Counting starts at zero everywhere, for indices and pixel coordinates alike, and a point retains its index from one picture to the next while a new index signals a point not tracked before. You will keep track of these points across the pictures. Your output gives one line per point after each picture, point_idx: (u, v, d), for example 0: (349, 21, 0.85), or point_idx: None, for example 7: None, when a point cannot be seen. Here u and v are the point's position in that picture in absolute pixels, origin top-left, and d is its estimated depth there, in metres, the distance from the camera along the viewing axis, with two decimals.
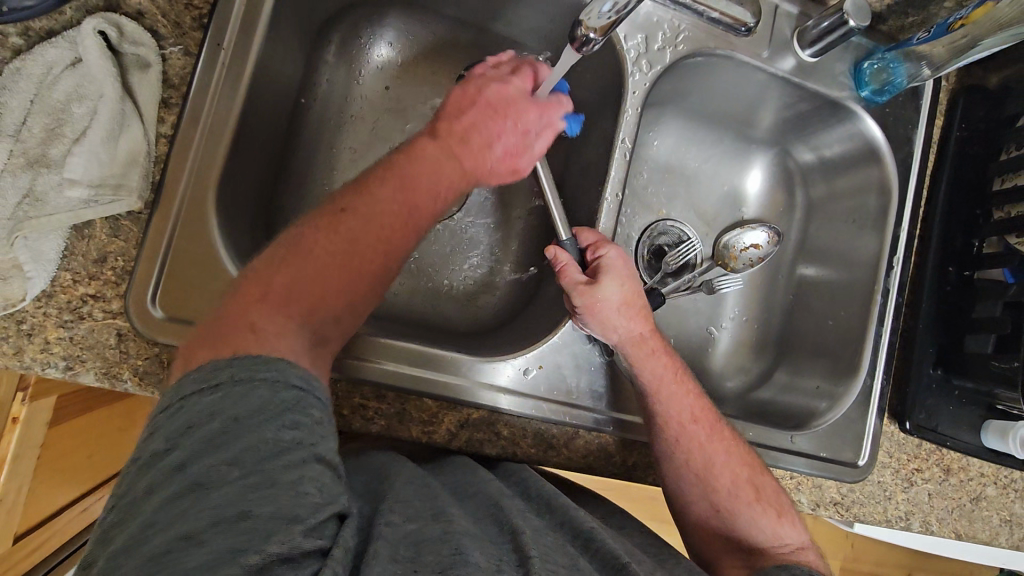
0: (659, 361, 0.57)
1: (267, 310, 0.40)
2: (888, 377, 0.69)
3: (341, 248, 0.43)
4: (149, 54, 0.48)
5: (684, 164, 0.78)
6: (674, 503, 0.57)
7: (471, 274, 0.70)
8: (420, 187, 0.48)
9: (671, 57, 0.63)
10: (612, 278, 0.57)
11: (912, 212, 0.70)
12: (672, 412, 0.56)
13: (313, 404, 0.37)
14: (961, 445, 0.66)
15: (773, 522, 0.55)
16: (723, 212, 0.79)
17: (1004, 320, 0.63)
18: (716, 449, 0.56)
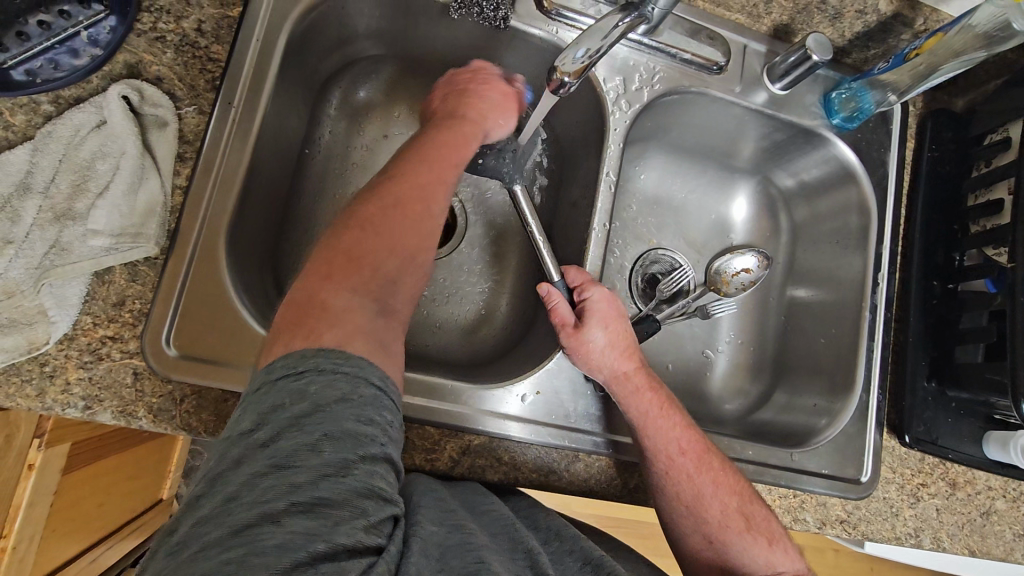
0: (646, 395, 0.58)
1: (335, 286, 0.44)
2: (883, 391, 0.70)
3: (396, 229, 0.48)
4: (167, 113, 0.53)
5: (672, 196, 0.82)
6: (668, 531, 0.58)
7: (470, 308, 0.73)
8: (444, 156, 0.56)
9: (649, 95, 0.68)
10: (593, 317, 0.59)
11: (892, 230, 0.73)
12: (658, 447, 0.56)
13: (388, 404, 0.40)
14: (963, 458, 0.67)
15: (765, 550, 0.55)
16: (711, 241, 0.82)
17: (990, 329, 0.64)
18: (706, 481, 0.56)
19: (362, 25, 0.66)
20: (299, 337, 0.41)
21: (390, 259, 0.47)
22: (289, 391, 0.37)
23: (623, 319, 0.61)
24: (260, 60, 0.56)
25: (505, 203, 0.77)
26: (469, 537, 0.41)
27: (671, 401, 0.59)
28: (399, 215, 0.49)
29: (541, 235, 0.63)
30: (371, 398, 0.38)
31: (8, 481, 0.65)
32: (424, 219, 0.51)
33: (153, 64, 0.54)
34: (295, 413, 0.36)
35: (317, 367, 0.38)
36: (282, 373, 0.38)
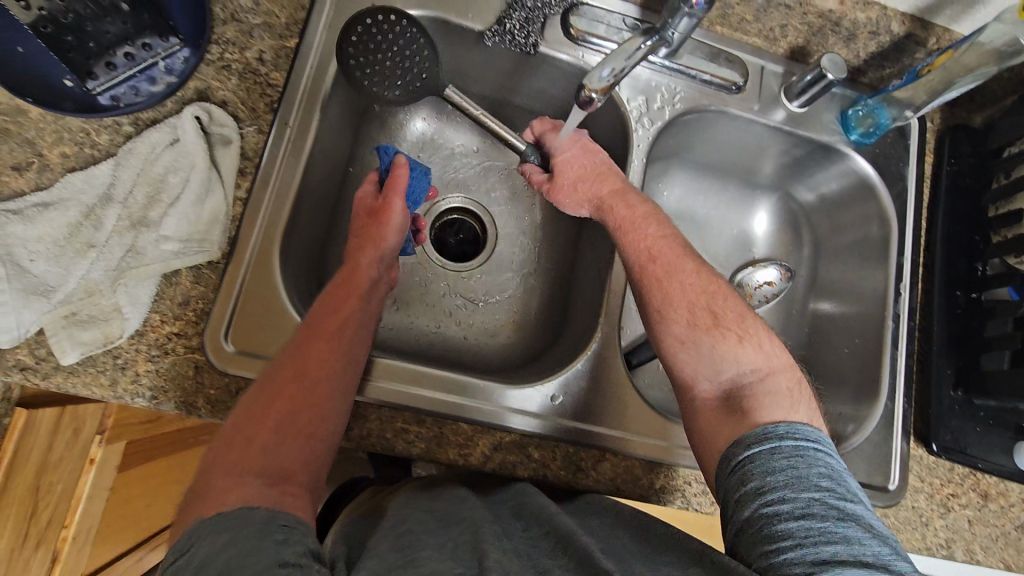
0: (620, 210, 0.63)
1: (218, 477, 0.44)
2: (908, 400, 0.70)
3: (273, 403, 0.49)
4: (231, 132, 0.58)
5: (694, 210, 0.84)
6: (651, 342, 0.60)
7: (500, 316, 0.76)
8: (340, 305, 0.57)
9: (672, 114, 0.72)
10: (562, 161, 0.69)
11: (912, 241, 0.74)
12: (631, 256, 0.61)
13: (279, 528, 0.39)
14: (993, 467, 0.67)
15: (735, 347, 0.54)
16: (734, 254, 0.85)
17: (1016, 335, 0.65)
18: (674, 284, 0.58)
19: None
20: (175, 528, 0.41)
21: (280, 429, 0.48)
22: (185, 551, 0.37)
23: (595, 161, 0.68)
24: (312, 85, 0.62)
25: (534, 218, 0.81)
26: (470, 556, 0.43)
27: (647, 213, 0.63)
28: (280, 385, 0.50)
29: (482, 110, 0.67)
30: (257, 531, 0.38)
31: (73, 472, 0.70)
32: (314, 378, 0.51)
33: (220, 89, 0.60)
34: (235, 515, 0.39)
35: (191, 538, 0.38)
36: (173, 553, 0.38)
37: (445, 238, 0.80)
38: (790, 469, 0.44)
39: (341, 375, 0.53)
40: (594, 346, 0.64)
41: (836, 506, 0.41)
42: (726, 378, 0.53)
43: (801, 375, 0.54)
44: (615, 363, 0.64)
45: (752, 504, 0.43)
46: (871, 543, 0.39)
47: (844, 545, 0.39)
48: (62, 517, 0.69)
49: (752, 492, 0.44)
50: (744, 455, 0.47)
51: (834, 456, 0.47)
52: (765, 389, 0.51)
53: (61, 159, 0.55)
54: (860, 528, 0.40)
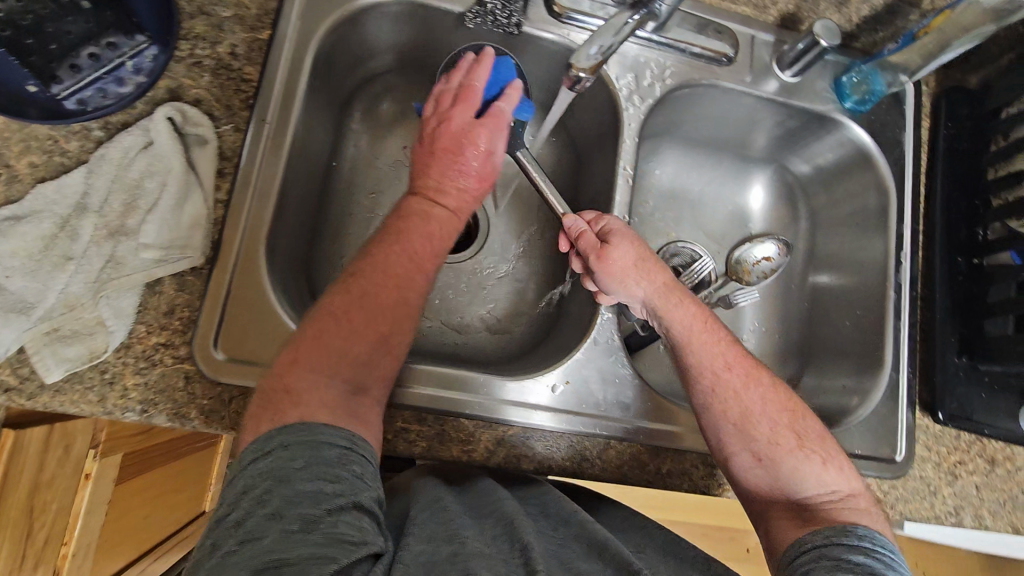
0: (686, 312, 0.59)
1: (302, 371, 0.47)
2: (913, 370, 0.69)
3: (361, 312, 0.50)
4: (207, 132, 0.56)
5: (689, 188, 0.84)
6: (716, 450, 0.57)
7: (495, 306, 0.75)
8: (420, 228, 0.57)
9: (663, 90, 0.70)
10: (616, 244, 0.60)
11: (912, 209, 0.73)
12: (703, 363, 0.58)
13: (357, 459, 0.44)
14: (1001, 431, 0.67)
15: (818, 469, 0.54)
16: (730, 231, 0.84)
17: (1019, 299, 0.64)
18: (753, 397, 0.57)
19: (383, 41, 0.69)
20: (264, 415, 0.45)
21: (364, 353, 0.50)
22: (256, 471, 0.42)
23: (650, 255, 0.61)
24: (289, 78, 0.60)
25: (525, 204, 0.79)
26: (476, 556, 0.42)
27: (707, 316, 0.60)
28: (370, 299, 0.51)
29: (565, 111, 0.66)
30: (333, 458, 0.42)
31: (67, 490, 0.68)
32: (394, 297, 0.52)
33: (192, 87, 0.57)
34: (255, 494, 0.40)
35: (277, 443, 0.43)
36: (251, 458, 0.43)
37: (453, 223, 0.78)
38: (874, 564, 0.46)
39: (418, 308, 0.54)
40: (594, 333, 0.63)
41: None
42: (808, 496, 0.53)
43: (864, 480, 0.56)
44: (617, 350, 0.63)
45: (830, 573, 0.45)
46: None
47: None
48: (60, 535, 0.68)
49: (832, 566, 0.46)
50: (821, 544, 0.48)
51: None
52: (849, 508, 0.52)
53: (29, 169, 0.53)
54: None
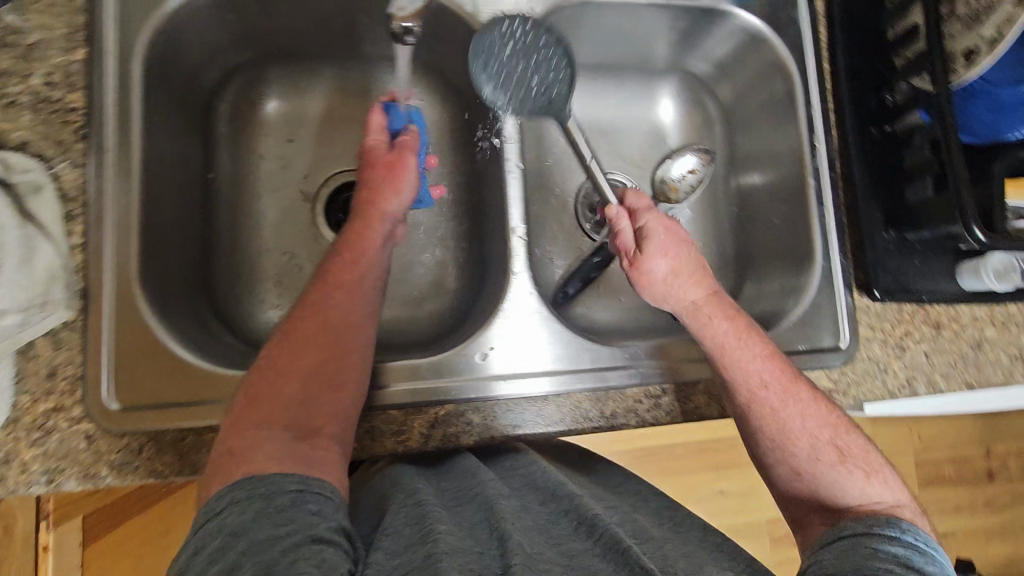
0: (719, 330, 0.58)
1: (250, 423, 0.45)
2: (844, 253, 0.68)
3: (297, 348, 0.49)
4: (40, 176, 0.52)
5: (600, 116, 0.80)
6: (755, 456, 0.59)
7: (417, 285, 0.72)
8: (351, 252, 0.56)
9: (532, 20, 0.65)
10: (653, 244, 0.59)
11: (818, 88, 0.70)
12: (739, 380, 0.57)
13: (315, 497, 0.41)
14: (941, 296, 0.66)
15: (861, 482, 0.54)
16: (651, 151, 0.80)
17: (933, 158, 0.61)
18: (793, 413, 0.56)
19: (224, 33, 0.64)
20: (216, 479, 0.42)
21: (304, 380, 0.48)
22: (206, 533, 0.38)
23: (692, 255, 0.60)
24: (121, 95, 0.54)
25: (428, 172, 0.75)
26: (432, 548, 0.41)
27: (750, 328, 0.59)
28: (308, 333, 0.50)
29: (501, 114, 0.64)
30: (288, 503, 0.40)
31: None
32: (336, 327, 0.51)
33: (13, 130, 0.53)
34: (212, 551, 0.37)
35: (228, 499, 0.40)
36: (201, 521, 0.39)
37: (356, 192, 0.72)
38: (909, 558, 0.45)
39: (369, 330, 0.53)
40: (511, 292, 0.61)
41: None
42: (850, 505, 0.53)
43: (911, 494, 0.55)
44: (537, 305, 0.61)
45: (857, 559, 0.45)
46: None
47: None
48: None
49: (863, 554, 0.46)
50: (860, 532, 0.48)
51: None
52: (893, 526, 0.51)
53: None
54: None
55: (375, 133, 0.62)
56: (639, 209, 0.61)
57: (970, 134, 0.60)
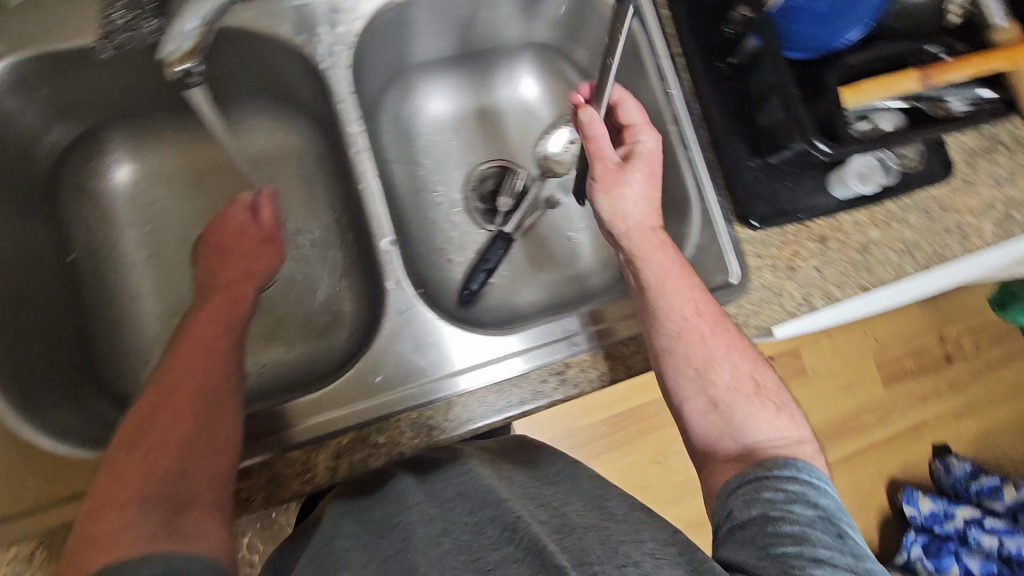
0: (663, 258, 0.60)
1: (106, 513, 0.40)
2: (719, 190, 0.69)
3: (162, 420, 0.45)
4: None
5: (468, 108, 0.81)
6: (667, 394, 0.59)
7: (311, 315, 0.70)
8: (215, 318, 0.54)
9: (357, 26, 0.62)
10: (638, 158, 0.62)
11: (659, 34, 0.70)
12: (675, 306, 0.58)
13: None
14: (819, 210, 0.68)
15: (770, 414, 0.55)
16: (529, 132, 0.82)
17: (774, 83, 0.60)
18: (717, 343, 0.57)
19: (38, 111, 0.60)
20: None
21: (181, 458, 0.44)
22: None
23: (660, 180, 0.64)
24: None
25: (302, 201, 0.73)
26: None
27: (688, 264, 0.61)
28: (173, 401, 0.46)
29: (359, 126, 0.61)
30: None
31: None
32: (202, 390, 0.47)
33: None
34: None
35: None
36: None
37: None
38: (806, 492, 0.49)
39: (244, 397, 0.50)
40: (392, 304, 0.61)
41: (840, 528, 0.47)
42: (758, 441, 0.54)
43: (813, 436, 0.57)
44: (419, 311, 0.61)
45: (761, 504, 0.48)
46: (863, 562, 0.45)
47: (842, 557, 0.44)
48: None
49: (767, 496, 0.49)
50: (760, 476, 0.50)
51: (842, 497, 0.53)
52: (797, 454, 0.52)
53: None
54: (855, 552, 0.45)
55: (234, 206, 0.64)
56: (636, 124, 0.64)
57: (804, 51, 0.62)
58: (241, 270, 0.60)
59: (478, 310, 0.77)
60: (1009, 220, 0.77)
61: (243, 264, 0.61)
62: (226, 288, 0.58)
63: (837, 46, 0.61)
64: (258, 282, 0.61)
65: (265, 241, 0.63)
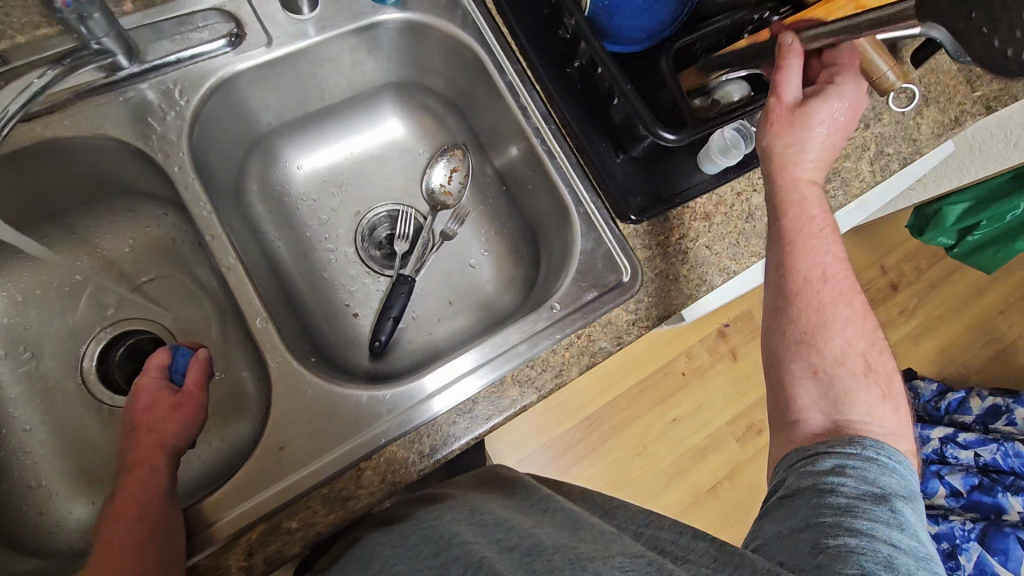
0: (807, 214, 0.58)
1: None
2: (593, 191, 0.69)
3: None
4: None
5: (340, 159, 0.80)
6: (769, 356, 0.59)
7: (215, 406, 0.68)
8: (131, 504, 0.52)
9: (190, 110, 0.62)
10: (820, 108, 0.57)
11: (504, 50, 0.70)
12: (805, 264, 0.57)
13: None
14: (695, 190, 0.68)
15: (874, 400, 0.54)
16: (409, 170, 0.82)
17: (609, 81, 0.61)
18: (838, 317, 0.56)
19: None
20: None
21: None
22: None
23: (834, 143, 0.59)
24: None
25: (188, 293, 0.72)
26: None
27: (833, 231, 0.59)
28: None
29: (208, 207, 0.60)
30: None
31: None
32: None
33: None
34: None
35: None
36: None
37: (138, 347, 0.70)
38: (862, 470, 0.49)
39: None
40: (279, 384, 0.58)
41: (892, 505, 0.46)
42: (852, 418, 0.54)
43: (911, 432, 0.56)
44: (310, 382, 0.58)
45: (813, 477, 0.49)
46: (909, 539, 0.44)
47: (887, 528, 0.44)
48: None
49: (823, 470, 0.49)
50: (828, 449, 0.51)
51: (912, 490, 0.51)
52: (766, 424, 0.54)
53: None
54: (903, 527, 0.45)
55: (147, 377, 0.62)
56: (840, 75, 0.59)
57: (636, 44, 0.64)
58: (148, 443, 0.57)
59: (392, 358, 0.74)
60: (882, 155, 0.80)
61: (159, 434, 0.58)
62: (134, 467, 0.55)
63: (664, 34, 0.63)
64: (176, 450, 0.59)
65: (184, 403, 0.61)
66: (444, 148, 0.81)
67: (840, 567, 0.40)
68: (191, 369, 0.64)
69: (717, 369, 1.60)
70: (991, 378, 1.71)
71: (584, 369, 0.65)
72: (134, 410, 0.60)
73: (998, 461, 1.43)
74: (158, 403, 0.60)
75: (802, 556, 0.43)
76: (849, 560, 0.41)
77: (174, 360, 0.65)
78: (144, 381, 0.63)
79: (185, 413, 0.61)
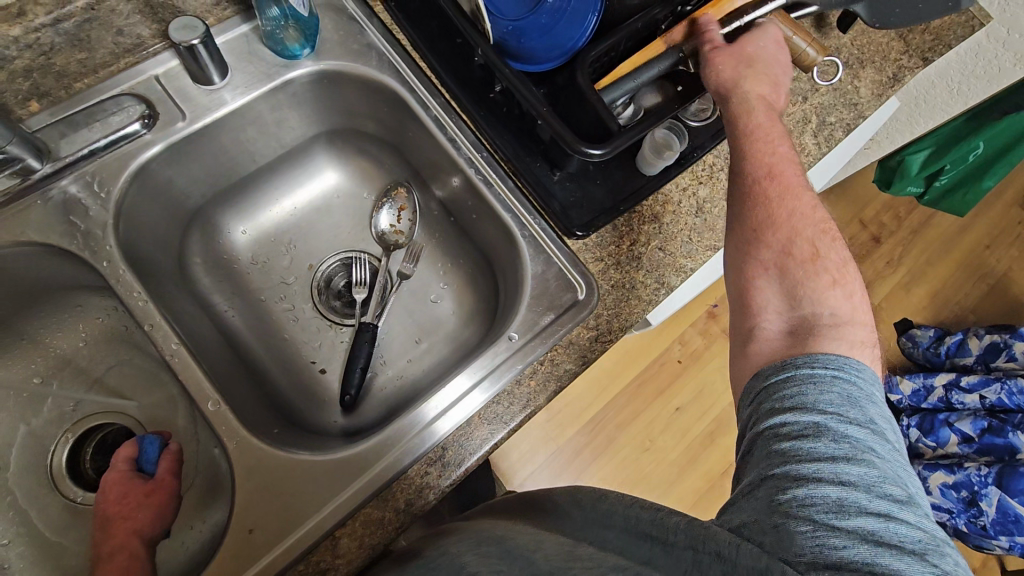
0: (755, 121, 0.58)
1: None
2: (536, 212, 0.68)
3: None
4: None
5: (284, 216, 0.79)
6: (730, 262, 0.58)
7: (189, 490, 0.67)
8: None
9: (112, 201, 0.61)
10: (761, 34, 0.61)
11: (425, 85, 0.69)
12: (755, 161, 0.57)
13: None
14: (638, 196, 0.67)
15: (829, 287, 0.53)
16: (355, 215, 0.81)
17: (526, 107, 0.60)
18: (789, 207, 0.56)
19: None
20: None
21: None
22: None
23: (778, 67, 0.60)
24: None
25: (148, 378, 0.71)
26: None
27: (780, 128, 0.59)
28: None
29: (143, 294, 0.59)
30: None
31: None
32: None
33: None
34: None
35: None
36: None
37: (109, 439, 0.69)
38: (804, 397, 0.45)
39: None
40: (243, 461, 0.57)
41: (839, 431, 0.42)
42: (808, 308, 0.52)
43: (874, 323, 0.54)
44: (274, 455, 0.58)
45: (761, 423, 0.45)
46: (861, 467, 0.40)
47: (834, 464, 0.40)
48: None
49: (767, 411, 0.46)
50: (775, 382, 0.47)
51: (875, 392, 0.46)
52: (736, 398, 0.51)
53: None
54: (852, 453, 0.41)
55: (117, 468, 0.62)
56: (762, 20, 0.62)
57: (551, 61, 0.63)
58: (126, 535, 0.57)
59: (366, 411, 0.72)
60: (825, 125, 0.78)
61: (134, 525, 0.58)
62: (112, 563, 0.55)
63: (578, 46, 0.63)
64: (151, 540, 0.58)
65: (156, 491, 0.61)
66: (387, 188, 0.80)
67: (789, 530, 0.38)
68: (161, 456, 0.63)
69: (713, 351, 1.59)
70: (987, 315, 1.69)
71: (552, 394, 0.63)
72: (106, 503, 0.59)
73: (1003, 401, 1.41)
74: (130, 493, 0.60)
75: (753, 520, 0.40)
76: (797, 520, 0.38)
77: (142, 448, 0.63)
78: (112, 470, 0.62)
79: (159, 500, 0.60)
